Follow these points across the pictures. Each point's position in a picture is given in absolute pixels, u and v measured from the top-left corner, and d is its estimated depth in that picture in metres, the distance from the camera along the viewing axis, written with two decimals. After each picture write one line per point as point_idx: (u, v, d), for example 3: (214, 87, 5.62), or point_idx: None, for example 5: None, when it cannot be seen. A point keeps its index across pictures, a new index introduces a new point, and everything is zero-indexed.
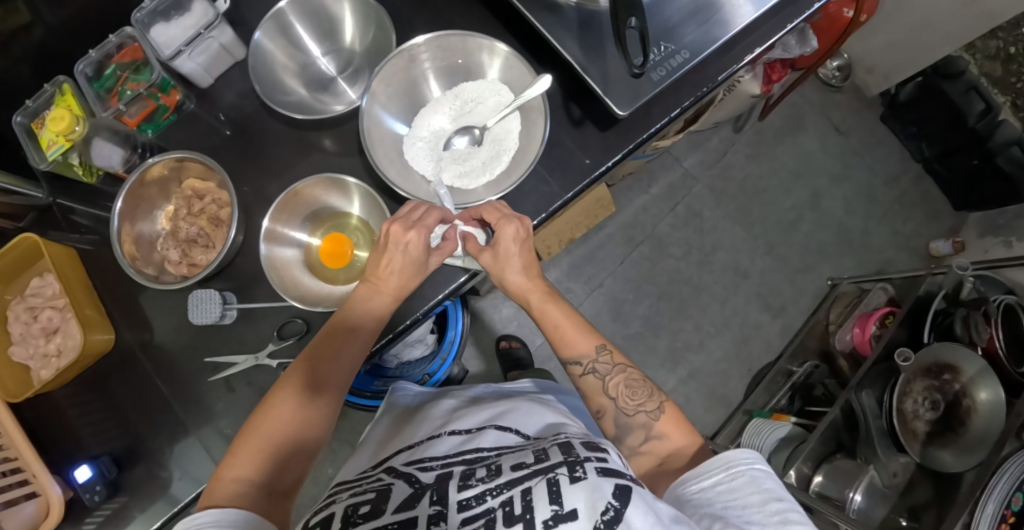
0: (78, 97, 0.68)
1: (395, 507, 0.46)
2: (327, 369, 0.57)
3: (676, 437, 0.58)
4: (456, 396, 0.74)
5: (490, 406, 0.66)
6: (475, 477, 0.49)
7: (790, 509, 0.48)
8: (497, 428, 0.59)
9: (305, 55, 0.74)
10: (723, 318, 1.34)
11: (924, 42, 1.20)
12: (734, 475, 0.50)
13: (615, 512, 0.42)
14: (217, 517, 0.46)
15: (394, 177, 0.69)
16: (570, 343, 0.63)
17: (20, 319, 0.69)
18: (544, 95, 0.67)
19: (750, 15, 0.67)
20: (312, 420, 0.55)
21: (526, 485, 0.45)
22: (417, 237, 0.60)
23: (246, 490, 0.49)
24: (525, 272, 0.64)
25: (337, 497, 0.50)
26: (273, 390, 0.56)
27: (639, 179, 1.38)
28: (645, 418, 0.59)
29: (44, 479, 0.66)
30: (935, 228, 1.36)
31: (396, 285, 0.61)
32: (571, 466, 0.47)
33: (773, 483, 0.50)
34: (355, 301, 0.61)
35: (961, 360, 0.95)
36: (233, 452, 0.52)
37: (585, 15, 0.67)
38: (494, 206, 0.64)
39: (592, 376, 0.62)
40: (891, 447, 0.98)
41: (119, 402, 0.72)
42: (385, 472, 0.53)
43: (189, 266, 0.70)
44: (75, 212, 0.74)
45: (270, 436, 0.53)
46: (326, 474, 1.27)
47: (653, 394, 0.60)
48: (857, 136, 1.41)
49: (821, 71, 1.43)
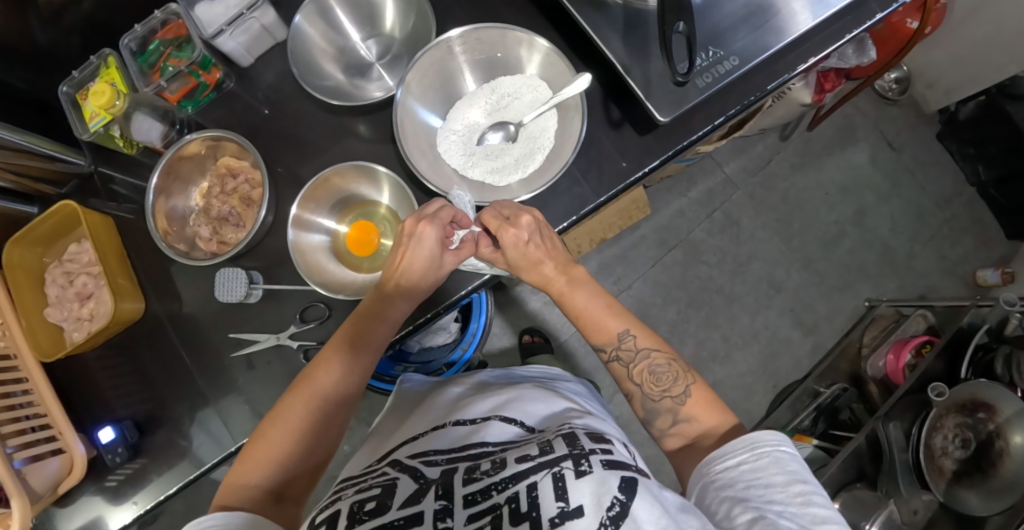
0: (122, 72, 0.70)
1: (401, 502, 0.44)
2: (343, 379, 0.57)
3: (706, 418, 0.55)
4: (462, 382, 0.73)
5: (497, 394, 0.64)
6: (480, 470, 0.47)
7: (814, 491, 0.46)
8: (502, 420, 0.58)
9: (344, 39, 0.74)
10: (752, 330, 1.30)
11: (991, 58, 1.13)
12: (758, 455, 0.48)
13: (621, 506, 0.41)
14: (223, 521, 0.46)
15: (426, 171, 0.68)
16: (596, 329, 0.61)
17: (56, 282, 0.72)
18: (582, 94, 0.65)
19: (808, 23, 0.63)
20: (322, 427, 0.55)
21: (531, 479, 0.44)
22: (429, 230, 0.60)
23: (257, 498, 0.50)
24: (548, 263, 0.62)
25: (343, 495, 0.48)
26: (283, 395, 0.57)
27: (677, 181, 1.35)
28: (671, 403, 0.57)
29: (70, 437, 0.68)
30: (985, 257, 1.29)
31: (413, 294, 0.62)
32: (577, 459, 0.46)
33: (798, 465, 0.48)
34: (374, 303, 0.61)
35: (998, 400, 0.91)
36: (245, 458, 0.53)
37: (632, 14, 0.65)
38: (495, 211, 0.62)
39: (617, 363, 0.60)
40: (915, 483, 0.93)
41: (146, 369, 0.74)
42: (390, 466, 0.52)
43: (219, 244, 0.71)
44: (115, 181, 0.76)
45: (281, 444, 0.53)
46: (342, 450, 1.30)
47: (678, 379, 0.57)
48: (910, 153, 1.34)
49: (877, 82, 1.36)
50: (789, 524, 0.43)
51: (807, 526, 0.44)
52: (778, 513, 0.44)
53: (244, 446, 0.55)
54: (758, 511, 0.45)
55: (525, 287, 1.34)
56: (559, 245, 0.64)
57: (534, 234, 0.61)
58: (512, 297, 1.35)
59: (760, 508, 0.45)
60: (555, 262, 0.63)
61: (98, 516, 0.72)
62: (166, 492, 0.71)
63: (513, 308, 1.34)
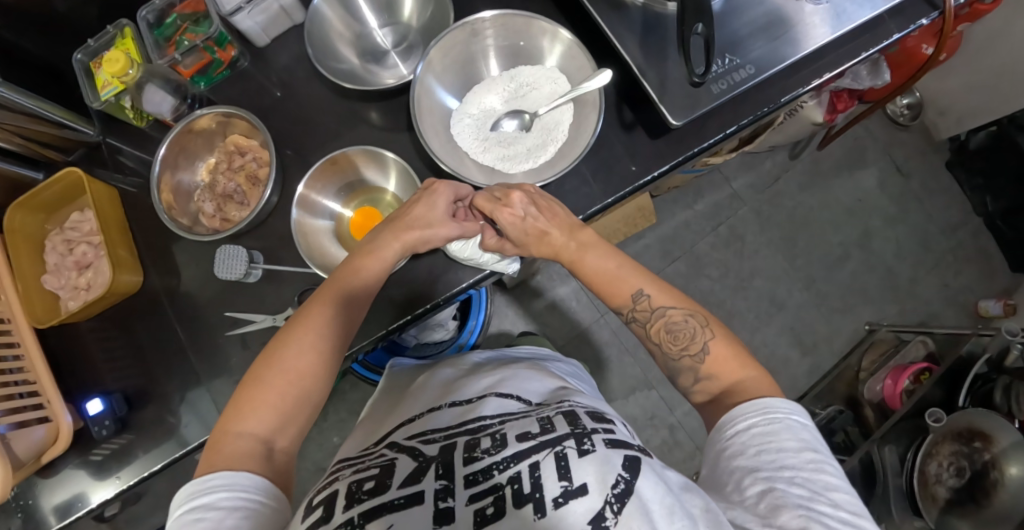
0: (138, 43, 0.70)
1: (399, 482, 0.43)
2: (337, 321, 0.57)
3: (729, 374, 0.55)
4: (455, 365, 0.72)
5: (491, 374, 0.64)
6: (480, 448, 0.46)
7: (826, 461, 0.46)
8: (498, 396, 0.57)
9: (362, 26, 0.74)
10: (750, 347, 1.29)
11: (1004, 89, 1.13)
12: (771, 420, 0.48)
13: (625, 484, 0.41)
14: (231, 480, 0.46)
15: (438, 150, 0.67)
16: (613, 292, 0.61)
17: (55, 250, 0.72)
18: (602, 90, 0.64)
19: (825, 37, 0.63)
20: (320, 372, 0.56)
21: (533, 459, 0.43)
22: (444, 189, 0.63)
23: (253, 448, 0.50)
24: (555, 231, 0.62)
25: (339, 475, 0.47)
26: (276, 339, 0.56)
27: (685, 193, 1.35)
28: (691, 361, 0.57)
29: (58, 405, 0.68)
30: (987, 287, 1.29)
31: (406, 239, 0.62)
32: (578, 438, 0.45)
33: (811, 434, 0.48)
34: (366, 250, 0.62)
35: (995, 429, 0.89)
36: (238, 407, 0.52)
37: (651, 16, 0.65)
38: (486, 193, 0.62)
39: (635, 324, 0.61)
40: (907, 508, 0.95)
41: (139, 343, 0.73)
42: (387, 448, 0.51)
43: (222, 221, 0.71)
44: (122, 152, 0.75)
45: (281, 391, 0.53)
46: (331, 442, 1.29)
47: (697, 335, 0.57)
48: (918, 179, 1.34)
49: (889, 107, 1.36)
50: (800, 491, 0.43)
51: (820, 492, 0.44)
52: (790, 480, 0.44)
53: (235, 392, 0.54)
54: (768, 481, 0.44)
55: (525, 289, 1.33)
56: (563, 212, 0.64)
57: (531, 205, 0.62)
58: (513, 298, 1.34)
59: (770, 478, 0.45)
60: (563, 229, 0.62)
61: (80, 490, 0.71)
62: (151, 468, 0.70)
63: (512, 310, 1.33)
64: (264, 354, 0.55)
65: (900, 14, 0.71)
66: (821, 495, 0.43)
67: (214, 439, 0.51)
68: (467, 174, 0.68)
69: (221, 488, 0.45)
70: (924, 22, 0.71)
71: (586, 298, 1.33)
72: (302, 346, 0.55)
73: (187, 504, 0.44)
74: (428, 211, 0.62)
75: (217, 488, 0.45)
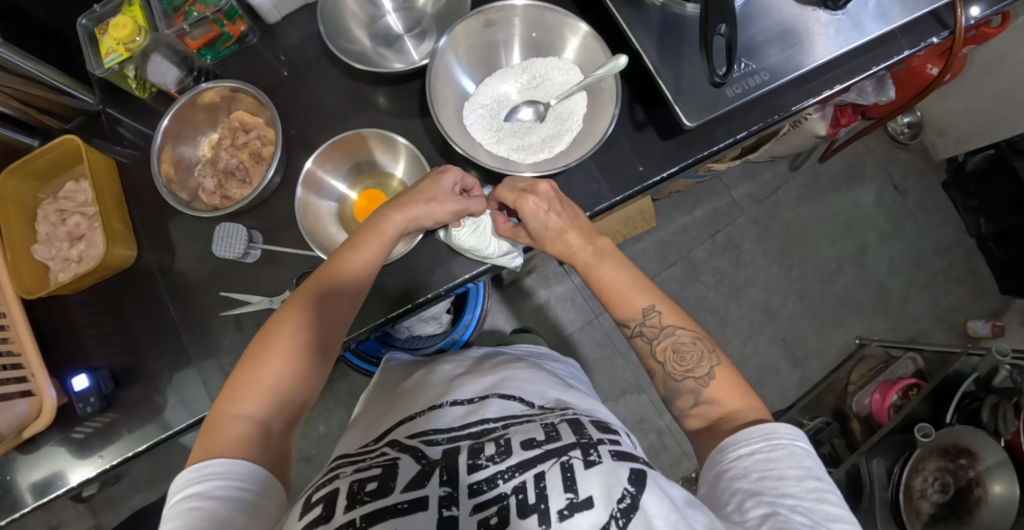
0: (145, 11, 0.68)
1: (404, 485, 0.42)
2: (336, 299, 0.57)
3: (729, 401, 0.55)
4: (455, 361, 0.70)
5: (491, 373, 0.63)
6: (485, 455, 0.45)
7: (828, 489, 0.46)
8: (501, 398, 0.56)
9: (375, 8, 0.73)
10: (741, 356, 1.30)
11: (1002, 114, 1.14)
12: (773, 447, 0.48)
13: (631, 499, 0.41)
14: (226, 468, 0.46)
15: (453, 136, 0.66)
16: (621, 304, 0.61)
17: (48, 219, 0.70)
18: (616, 76, 0.63)
19: (841, 48, 0.63)
20: (317, 351, 0.55)
21: (539, 468, 0.43)
22: (451, 178, 0.62)
23: (249, 432, 0.49)
24: (572, 233, 0.62)
25: (341, 473, 0.45)
26: (274, 317, 0.56)
27: (684, 199, 1.35)
28: (693, 384, 0.57)
29: (42, 380, 0.66)
30: (977, 308, 1.30)
31: (408, 212, 0.60)
32: (585, 449, 0.45)
33: (813, 462, 0.48)
34: (375, 220, 0.60)
35: (981, 448, 0.90)
36: (235, 387, 0.52)
37: (668, 17, 0.64)
38: (511, 185, 0.62)
39: (640, 338, 0.60)
40: (891, 520, 0.95)
41: (128, 320, 0.72)
42: (389, 446, 0.49)
43: (222, 198, 0.69)
44: (121, 124, 0.74)
45: (277, 371, 0.52)
46: (317, 431, 1.27)
47: (703, 360, 0.58)
48: (914, 198, 1.36)
49: (890, 125, 1.38)
50: (802, 520, 0.43)
51: (820, 522, 0.44)
52: (792, 507, 0.44)
53: (231, 373, 0.54)
54: (770, 506, 0.44)
55: (521, 286, 1.33)
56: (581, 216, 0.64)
57: (553, 203, 0.62)
58: (508, 295, 1.33)
59: (772, 503, 0.45)
60: (579, 233, 0.62)
61: (60, 468, 0.69)
62: (135, 449, 0.68)
63: (506, 307, 1.32)
64: (259, 335, 0.55)
65: (911, 32, 0.72)
66: (821, 524, 0.44)
67: (209, 422, 0.51)
68: (479, 159, 0.66)
69: (216, 476, 0.45)
70: (934, 41, 0.72)
71: (581, 299, 1.33)
72: (299, 324, 0.54)
73: (181, 492, 0.45)
74: (433, 186, 0.62)
75: (212, 477, 0.45)
